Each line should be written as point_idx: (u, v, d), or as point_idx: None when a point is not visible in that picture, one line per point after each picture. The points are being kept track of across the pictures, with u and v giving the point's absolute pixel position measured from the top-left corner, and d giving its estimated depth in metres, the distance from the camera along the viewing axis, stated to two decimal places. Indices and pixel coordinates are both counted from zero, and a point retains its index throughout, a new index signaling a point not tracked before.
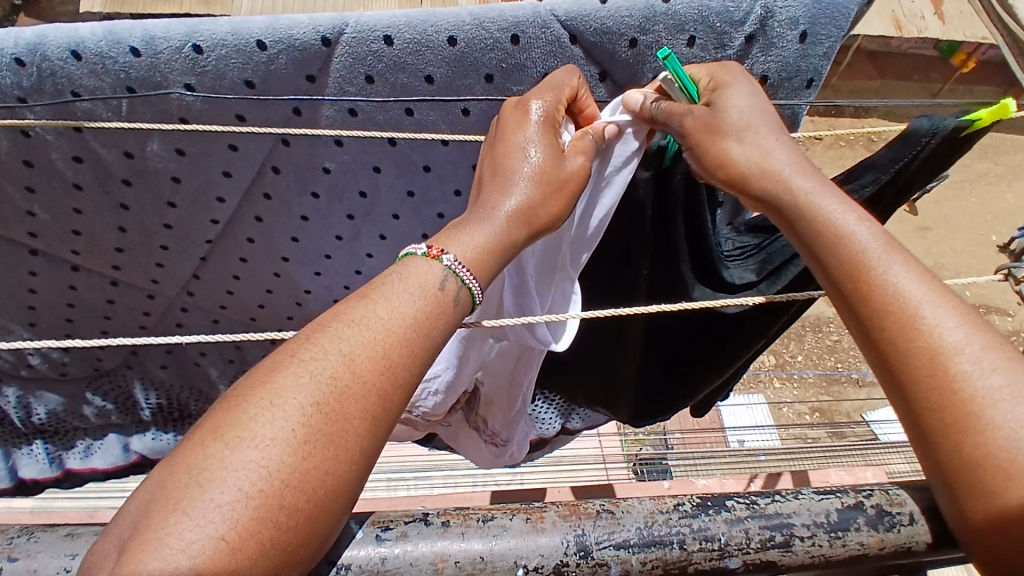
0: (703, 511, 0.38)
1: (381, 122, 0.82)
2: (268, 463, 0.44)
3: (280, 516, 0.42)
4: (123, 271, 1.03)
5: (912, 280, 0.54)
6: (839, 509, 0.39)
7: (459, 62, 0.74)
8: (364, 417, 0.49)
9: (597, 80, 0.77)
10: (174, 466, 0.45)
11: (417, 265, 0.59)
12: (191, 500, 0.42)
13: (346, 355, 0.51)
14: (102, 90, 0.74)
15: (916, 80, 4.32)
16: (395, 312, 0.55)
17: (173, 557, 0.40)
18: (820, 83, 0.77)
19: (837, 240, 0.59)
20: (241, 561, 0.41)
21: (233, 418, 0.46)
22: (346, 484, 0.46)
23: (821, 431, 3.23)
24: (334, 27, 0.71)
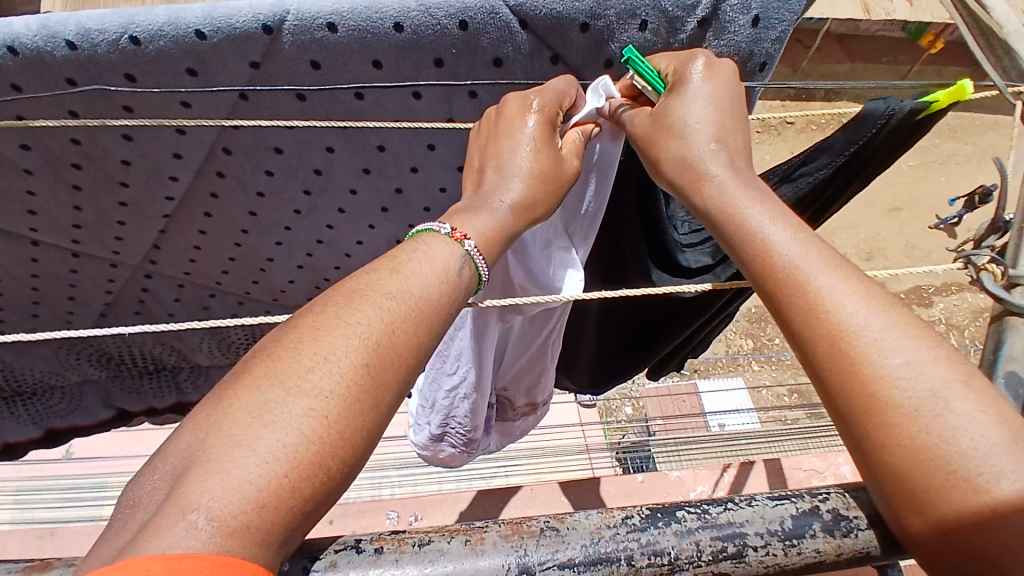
0: (652, 524, 0.36)
1: (332, 110, 0.79)
2: (325, 411, 0.42)
3: (329, 467, 0.40)
4: (83, 246, 0.97)
5: (819, 268, 0.50)
6: (794, 516, 0.37)
7: (408, 48, 0.71)
8: (402, 380, 0.47)
9: (550, 64, 0.75)
10: (217, 410, 0.42)
11: (437, 241, 0.57)
12: (252, 436, 0.40)
13: (388, 317, 0.49)
14: (37, 80, 0.71)
15: (885, 63, 4.35)
16: (427, 284, 0.53)
17: (234, 492, 0.37)
18: (773, 66, 0.76)
19: (749, 225, 0.56)
20: (299, 502, 0.38)
21: (283, 367, 0.44)
22: (382, 432, 0.45)
23: (798, 413, 3.26)
24: (274, 14, 0.67)
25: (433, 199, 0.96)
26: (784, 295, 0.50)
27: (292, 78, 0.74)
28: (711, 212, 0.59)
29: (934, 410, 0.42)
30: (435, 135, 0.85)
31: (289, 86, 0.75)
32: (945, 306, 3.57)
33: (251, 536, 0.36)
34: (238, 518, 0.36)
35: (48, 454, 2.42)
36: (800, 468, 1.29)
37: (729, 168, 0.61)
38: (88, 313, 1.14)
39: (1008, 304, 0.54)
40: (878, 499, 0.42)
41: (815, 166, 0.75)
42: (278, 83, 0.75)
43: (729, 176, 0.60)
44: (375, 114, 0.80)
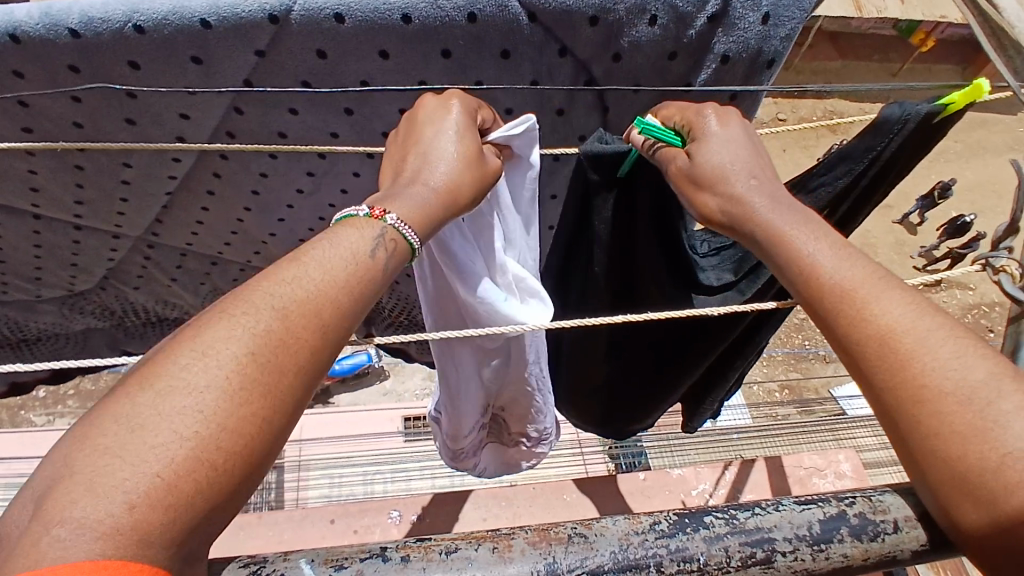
0: (680, 530, 0.36)
1: (336, 98, 0.78)
2: (206, 406, 0.37)
3: (216, 462, 0.36)
4: (86, 220, 0.95)
5: (851, 269, 0.51)
6: (822, 521, 0.37)
7: (415, 39, 0.70)
8: (296, 369, 0.43)
9: (558, 56, 0.74)
10: (86, 422, 0.37)
11: (346, 230, 0.52)
12: (120, 443, 0.35)
13: (278, 307, 0.44)
14: (40, 64, 0.69)
15: (876, 61, 4.38)
16: (326, 275, 0.48)
17: (105, 499, 0.33)
18: (781, 64, 0.76)
19: (793, 248, 0.55)
20: (181, 504, 0.34)
21: (160, 367, 0.39)
22: (279, 428, 0.40)
23: (790, 407, 3.26)
24: (281, 4, 0.66)
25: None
26: (827, 309, 0.50)
27: (299, 66, 0.73)
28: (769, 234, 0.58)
29: (986, 399, 0.40)
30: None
31: (293, 76, 0.74)
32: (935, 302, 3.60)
33: (125, 540, 0.32)
34: (106, 523, 0.32)
35: (38, 447, 2.40)
36: (801, 465, 1.28)
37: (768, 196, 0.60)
38: (89, 279, 1.12)
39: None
40: (925, 496, 0.40)
41: (831, 177, 0.74)
42: (284, 73, 0.74)
43: (772, 204, 0.59)
44: (380, 103, 0.79)
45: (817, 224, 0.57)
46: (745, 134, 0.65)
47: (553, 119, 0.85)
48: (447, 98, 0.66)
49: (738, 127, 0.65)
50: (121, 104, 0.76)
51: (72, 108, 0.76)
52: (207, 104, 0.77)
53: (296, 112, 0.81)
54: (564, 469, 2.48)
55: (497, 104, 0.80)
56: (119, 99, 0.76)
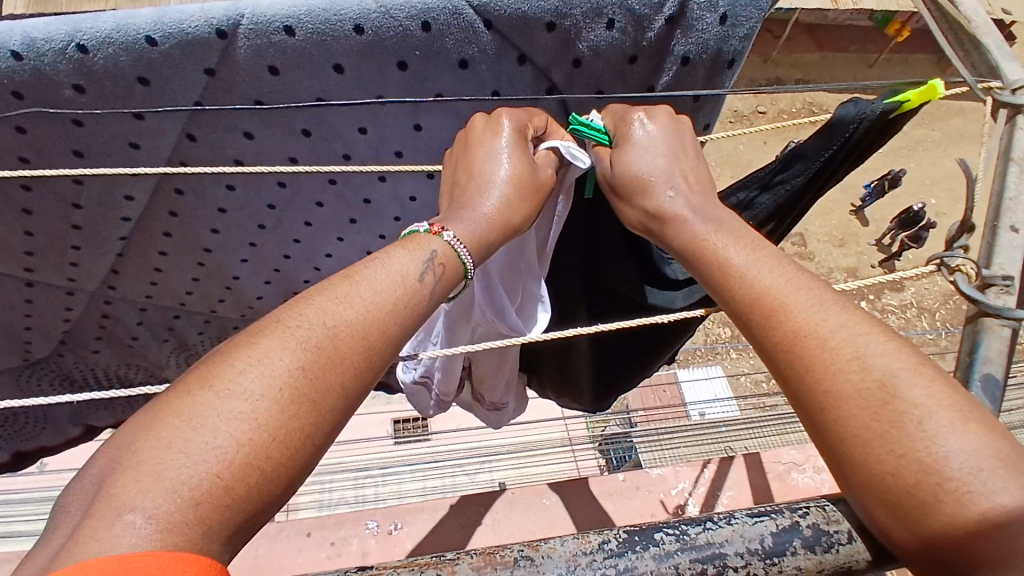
0: (629, 549, 0.35)
1: (293, 115, 0.77)
2: (256, 414, 0.40)
3: (265, 467, 0.39)
4: (37, 274, 0.94)
5: (766, 272, 0.53)
6: (774, 533, 0.37)
7: (369, 52, 0.69)
8: (347, 384, 0.45)
9: (517, 64, 0.73)
10: (153, 415, 0.41)
11: (397, 252, 0.54)
12: (185, 439, 0.38)
13: (331, 321, 0.46)
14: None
15: (853, 52, 4.40)
16: (379, 294, 0.50)
17: (168, 492, 0.36)
18: (742, 63, 0.75)
19: (710, 253, 0.57)
20: (234, 504, 0.37)
21: (220, 372, 0.42)
22: (323, 441, 0.42)
23: (777, 399, 3.27)
24: (228, 18, 0.65)
25: (404, 207, 0.95)
26: (755, 325, 0.51)
27: (251, 83, 0.72)
28: (686, 244, 0.60)
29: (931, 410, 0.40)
30: (401, 141, 0.82)
31: (246, 94, 0.73)
32: (918, 290, 3.62)
33: (182, 535, 0.34)
34: (174, 516, 0.35)
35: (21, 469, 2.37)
36: (780, 461, 1.28)
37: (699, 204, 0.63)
38: (46, 343, 1.10)
39: (983, 306, 0.54)
40: (859, 508, 0.39)
41: (789, 174, 0.75)
42: (238, 90, 0.73)
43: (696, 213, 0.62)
44: (338, 121, 0.78)
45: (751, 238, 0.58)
46: (671, 138, 0.66)
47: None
48: (497, 117, 0.67)
49: (666, 123, 0.67)
50: (69, 136, 0.75)
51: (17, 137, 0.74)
52: (158, 129, 0.76)
53: (250, 135, 0.79)
54: (554, 465, 2.56)
55: (459, 117, 0.79)
56: (65, 126, 0.74)
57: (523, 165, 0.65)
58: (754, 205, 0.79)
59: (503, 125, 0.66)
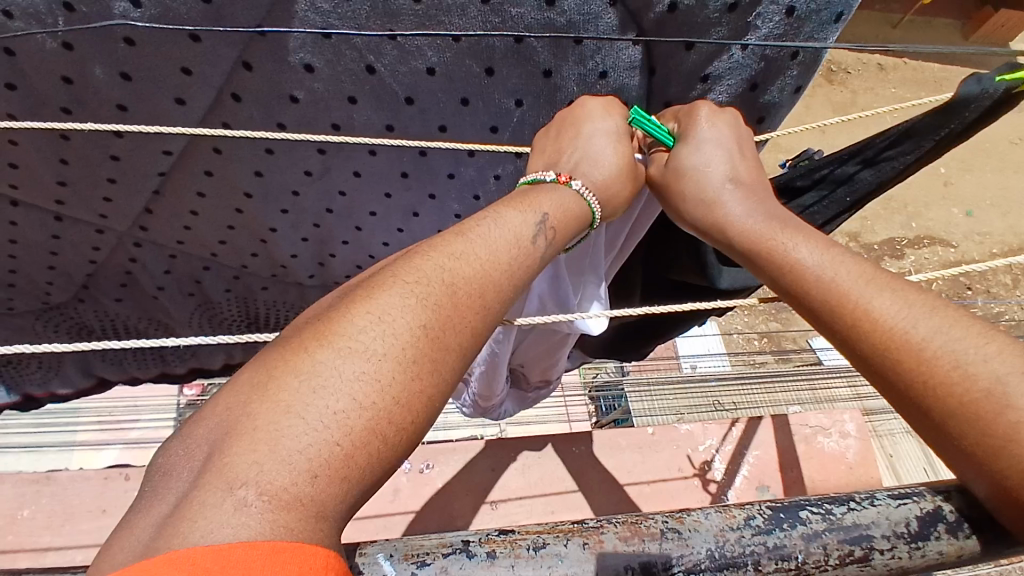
0: (777, 527, 0.34)
1: (360, 50, 0.72)
2: (380, 376, 0.39)
3: (386, 434, 0.37)
4: (68, 207, 0.91)
5: (819, 256, 0.54)
6: (919, 517, 0.35)
7: None
8: (462, 348, 0.44)
9: (607, 6, 0.69)
10: (268, 370, 0.39)
11: (509, 213, 0.55)
12: (305, 403, 0.37)
13: (446, 279, 0.45)
14: (36, 7, 0.64)
15: (878, 9, 4.25)
16: (490, 254, 0.50)
17: (288, 461, 0.34)
18: (849, 18, 0.71)
19: (786, 257, 0.56)
20: (355, 472, 0.36)
21: (338, 326, 0.41)
22: (439, 405, 0.41)
23: (770, 357, 3.28)
24: None
25: (459, 164, 0.90)
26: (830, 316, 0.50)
27: (317, 11, 0.68)
28: (750, 245, 0.60)
29: (995, 409, 0.40)
30: (468, 88, 0.77)
31: (314, 21, 0.68)
32: (919, 258, 3.62)
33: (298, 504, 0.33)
34: (293, 489, 0.33)
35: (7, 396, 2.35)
36: (806, 424, 1.29)
37: (752, 205, 0.63)
38: (68, 286, 1.07)
39: None
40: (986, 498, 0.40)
41: (897, 152, 0.72)
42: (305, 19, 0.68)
43: (747, 213, 0.63)
44: (407, 59, 0.73)
45: (807, 232, 0.58)
46: (728, 150, 0.66)
47: (594, 84, 0.77)
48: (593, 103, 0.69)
49: (727, 137, 0.66)
50: (120, 57, 0.70)
51: (58, 56, 0.69)
52: (212, 56, 0.71)
53: (311, 70, 0.74)
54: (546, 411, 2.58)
55: (536, 65, 0.74)
56: (114, 46, 0.69)
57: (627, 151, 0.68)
58: (851, 180, 0.78)
59: (606, 114, 0.68)
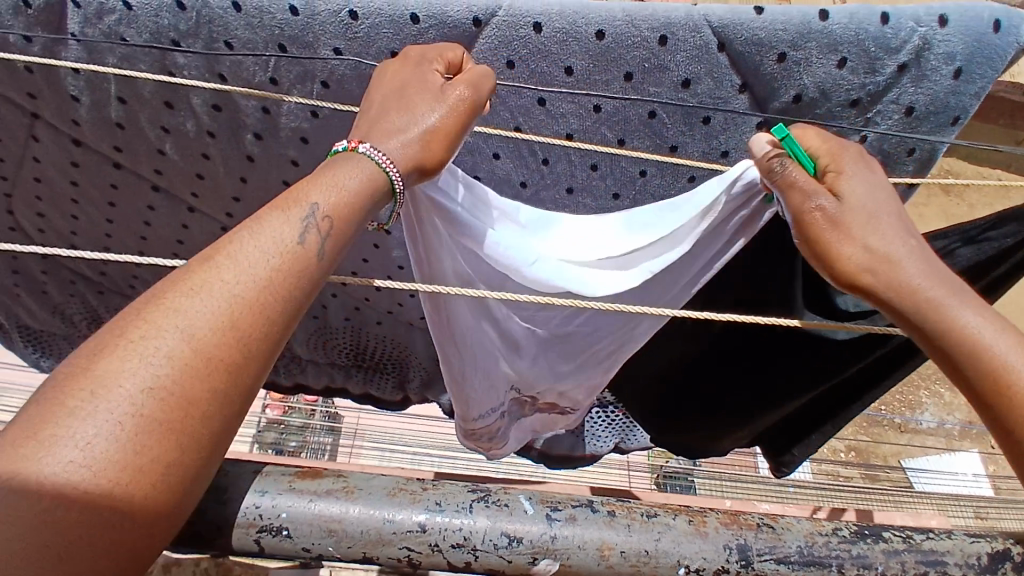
0: (861, 539, 0.44)
1: (512, 110, 0.83)
2: (95, 462, 0.37)
3: (102, 517, 0.36)
4: (235, 219, 1.06)
5: (955, 301, 0.53)
6: (990, 553, 0.44)
7: (603, 57, 0.75)
8: (225, 397, 0.42)
9: (735, 91, 0.78)
10: (8, 464, 0.36)
11: (269, 218, 0.49)
12: (5, 500, 0.35)
13: (193, 325, 0.42)
14: (255, 43, 0.77)
15: (1004, 124, 4.12)
16: (247, 277, 0.45)
17: (2, 567, 0.34)
18: (965, 122, 0.76)
19: (913, 289, 0.54)
20: (61, 559, 0.36)
21: (61, 412, 0.38)
22: (195, 460, 0.40)
23: (852, 468, 3.11)
24: (488, 9, 0.73)
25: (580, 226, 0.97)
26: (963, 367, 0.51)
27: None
28: (862, 266, 0.56)
29: None
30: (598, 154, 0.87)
31: None
32: None
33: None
34: None
35: None
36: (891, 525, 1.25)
37: (912, 252, 0.56)
38: None
39: None
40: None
41: (1000, 233, 0.79)
42: None
43: (906, 252, 0.56)
44: (551, 122, 0.83)
45: (943, 270, 0.55)
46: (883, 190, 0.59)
47: (714, 161, 0.85)
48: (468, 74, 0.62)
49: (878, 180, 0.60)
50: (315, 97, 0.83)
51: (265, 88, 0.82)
52: None
53: None
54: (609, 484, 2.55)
55: (662, 137, 0.83)
56: (314, 87, 0.82)
57: (456, 124, 0.59)
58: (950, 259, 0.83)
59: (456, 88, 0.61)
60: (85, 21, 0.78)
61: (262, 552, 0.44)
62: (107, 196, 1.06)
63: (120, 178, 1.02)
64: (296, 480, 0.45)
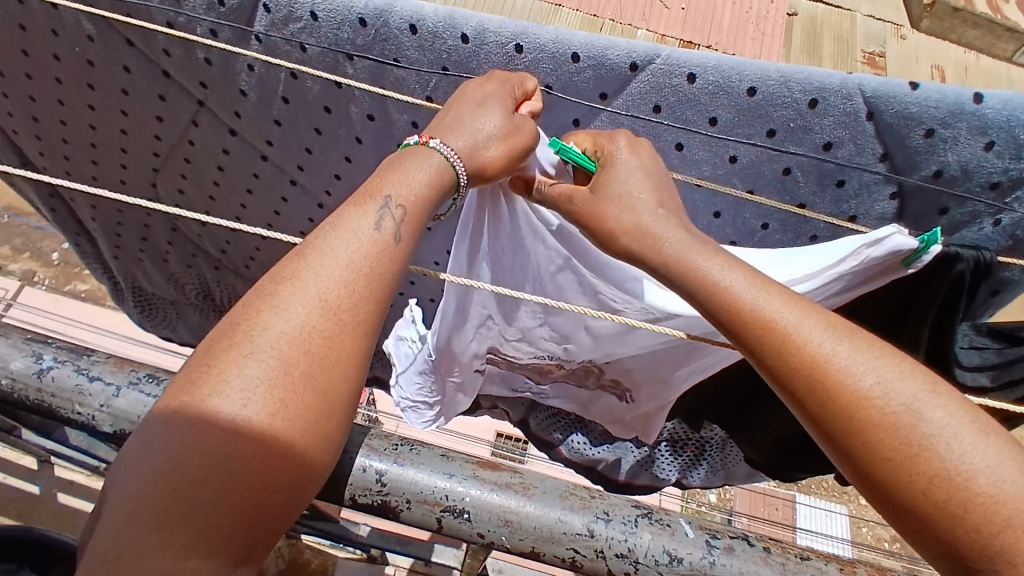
0: None
1: None
2: (235, 431, 0.44)
3: (239, 477, 0.43)
4: None
5: (860, 368, 0.50)
6: None
7: (751, 112, 0.78)
8: (334, 369, 0.48)
9: (876, 159, 0.78)
10: (174, 430, 0.44)
11: (347, 213, 0.56)
12: (167, 466, 0.43)
13: (319, 295, 0.50)
14: (421, 63, 0.84)
15: None
16: (342, 271, 0.52)
17: (153, 518, 0.41)
18: None
19: (804, 354, 0.51)
20: (203, 514, 0.42)
21: (198, 395, 0.45)
22: (317, 426, 0.47)
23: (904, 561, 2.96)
24: (647, 55, 0.76)
25: None
26: (871, 470, 0.47)
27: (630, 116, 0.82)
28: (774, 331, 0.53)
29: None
30: (724, 202, 0.90)
31: (620, 121, 0.83)
32: None
33: (209, 542, 0.42)
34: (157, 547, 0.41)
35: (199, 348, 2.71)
36: None
37: (796, 313, 0.54)
38: None
39: None
40: None
41: None
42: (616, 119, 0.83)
43: (795, 314, 0.53)
44: (684, 166, 0.86)
45: (855, 334, 0.53)
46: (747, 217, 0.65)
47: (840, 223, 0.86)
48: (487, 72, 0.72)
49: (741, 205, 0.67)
50: None
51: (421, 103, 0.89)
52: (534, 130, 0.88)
53: None
54: None
55: (792, 194, 0.85)
56: None
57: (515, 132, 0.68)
58: None
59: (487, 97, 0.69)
60: (271, 25, 0.86)
61: (440, 528, 0.58)
62: (249, 181, 1.17)
63: (265, 168, 1.13)
64: (478, 469, 0.59)
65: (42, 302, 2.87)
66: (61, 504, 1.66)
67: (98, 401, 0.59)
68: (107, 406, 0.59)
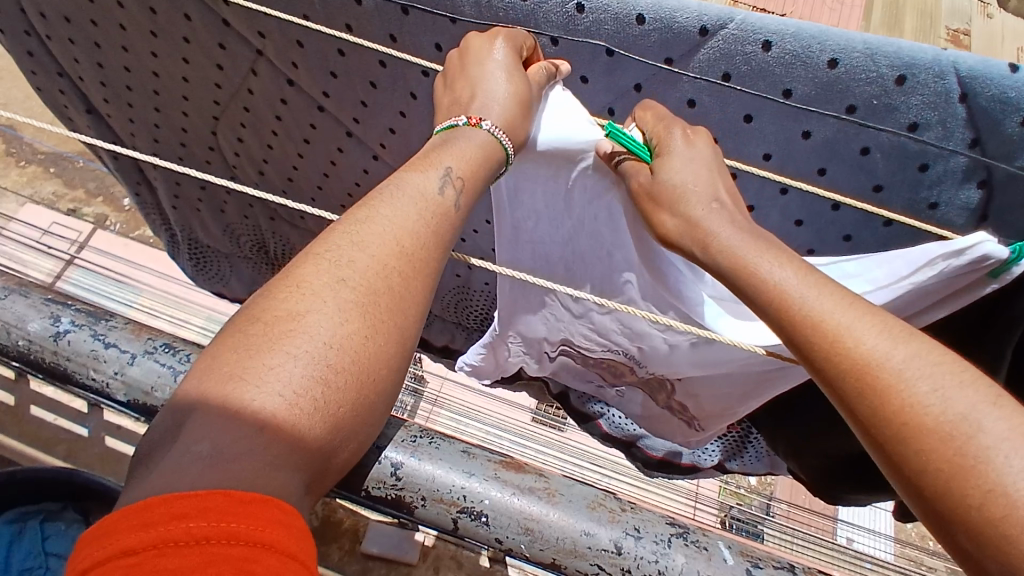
0: None
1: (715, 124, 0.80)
2: (326, 339, 0.43)
3: (330, 385, 0.42)
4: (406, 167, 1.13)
5: (921, 369, 0.46)
6: None
7: (829, 86, 0.71)
8: (408, 301, 0.49)
9: (964, 146, 0.70)
10: (256, 336, 0.43)
11: (411, 175, 0.57)
12: (251, 369, 0.41)
13: (395, 232, 0.51)
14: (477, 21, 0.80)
15: None
16: (408, 212, 0.53)
17: (241, 417, 0.39)
18: None
19: (845, 349, 0.50)
20: (293, 415, 0.40)
21: (283, 307, 0.44)
22: (394, 355, 0.46)
23: None
24: (719, 20, 0.70)
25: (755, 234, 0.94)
26: (915, 487, 0.44)
27: (694, 84, 0.76)
28: (820, 334, 0.52)
29: None
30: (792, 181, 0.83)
31: (685, 89, 0.77)
32: None
33: (299, 450, 0.40)
34: (245, 443, 0.38)
35: None
36: None
37: (847, 311, 0.52)
38: None
39: None
40: None
41: None
42: (678, 86, 0.77)
43: (835, 307, 0.52)
44: (750, 141, 0.80)
45: (915, 335, 0.49)
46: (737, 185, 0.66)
47: (919, 211, 0.79)
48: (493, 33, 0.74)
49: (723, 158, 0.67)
50: None
51: None
52: (593, 95, 0.84)
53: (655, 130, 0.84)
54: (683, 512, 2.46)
55: (871, 176, 0.78)
56: None
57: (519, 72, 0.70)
58: None
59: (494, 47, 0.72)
60: None
61: (456, 527, 0.60)
62: (304, 133, 1.17)
63: (320, 120, 1.11)
64: (501, 470, 0.60)
65: (110, 247, 2.97)
66: (109, 446, 1.73)
67: (111, 369, 0.63)
68: (120, 374, 0.63)
